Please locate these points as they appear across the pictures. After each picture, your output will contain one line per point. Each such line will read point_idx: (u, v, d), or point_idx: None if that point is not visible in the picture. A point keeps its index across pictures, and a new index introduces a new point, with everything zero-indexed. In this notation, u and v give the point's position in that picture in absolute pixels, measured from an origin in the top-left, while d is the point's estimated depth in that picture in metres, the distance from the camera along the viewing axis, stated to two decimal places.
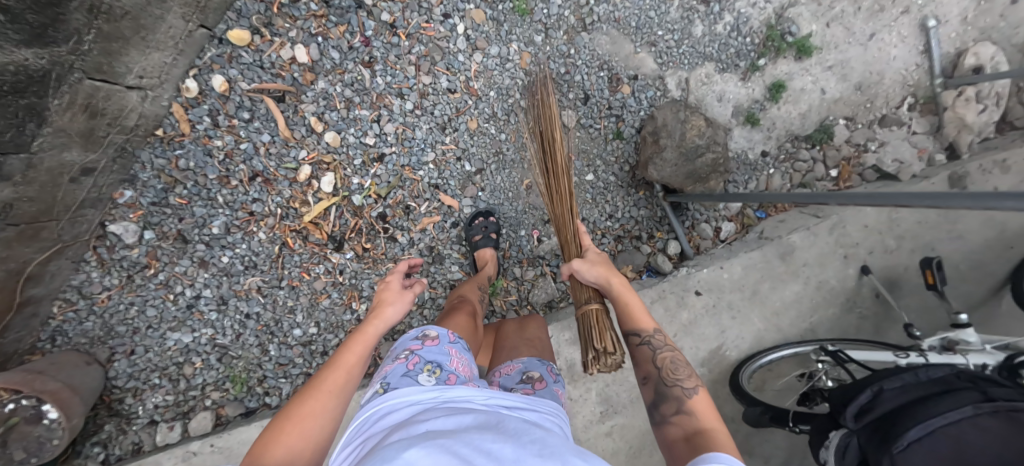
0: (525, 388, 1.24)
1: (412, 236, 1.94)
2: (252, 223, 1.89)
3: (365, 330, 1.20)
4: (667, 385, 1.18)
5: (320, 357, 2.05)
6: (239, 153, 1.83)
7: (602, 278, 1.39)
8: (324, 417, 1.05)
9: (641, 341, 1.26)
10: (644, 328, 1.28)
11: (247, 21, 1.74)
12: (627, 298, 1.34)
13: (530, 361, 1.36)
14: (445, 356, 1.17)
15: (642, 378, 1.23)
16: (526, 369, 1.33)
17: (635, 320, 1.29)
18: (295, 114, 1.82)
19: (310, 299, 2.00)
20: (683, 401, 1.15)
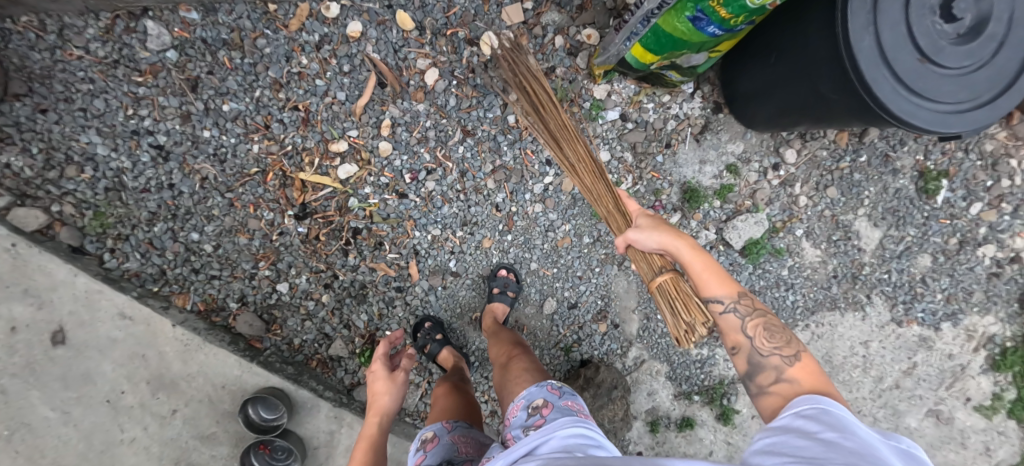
0: (539, 421, 1.24)
1: (360, 265, 1.93)
2: (257, 134, 1.80)
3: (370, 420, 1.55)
4: (762, 354, 1.21)
5: (189, 270, 1.91)
6: (309, 81, 1.78)
7: (662, 243, 1.35)
8: None
9: (724, 308, 1.27)
10: (725, 293, 1.27)
11: (421, 17, 1.77)
12: (691, 258, 1.31)
13: (529, 391, 1.36)
14: (449, 449, 1.32)
15: (734, 347, 1.26)
16: (528, 403, 1.33)
17: (704, 288, 1.29)
18: (379, 106, 1.81)
19: (232, 224, 1.88)
20: (783, 370, 1.18)
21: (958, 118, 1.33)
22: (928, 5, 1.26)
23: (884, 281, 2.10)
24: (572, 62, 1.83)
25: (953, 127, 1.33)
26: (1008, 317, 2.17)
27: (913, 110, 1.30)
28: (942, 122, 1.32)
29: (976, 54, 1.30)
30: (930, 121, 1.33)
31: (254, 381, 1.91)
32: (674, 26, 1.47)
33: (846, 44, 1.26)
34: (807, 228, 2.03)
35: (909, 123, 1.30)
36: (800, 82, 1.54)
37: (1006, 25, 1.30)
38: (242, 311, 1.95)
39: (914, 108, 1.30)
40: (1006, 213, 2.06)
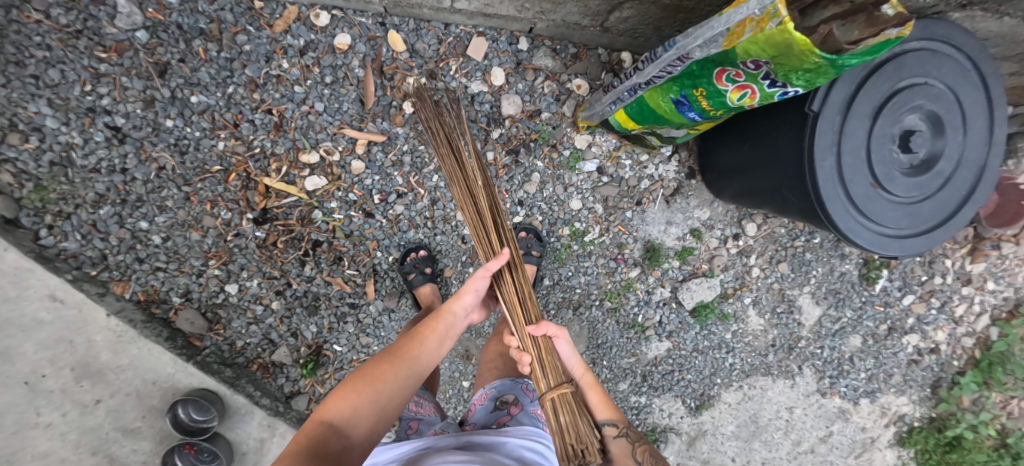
0: (503, 418, 1.42)
1: (315, 277, 1.89)
2: (224, 131, 1.72)
3: (448, 305, 1.29)
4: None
5: (133, 258, 1.82)
6: (287, 86, 1.71)
7: (573, 357, 1.28)
8: (384, 391, 1.12)
9: (617, 434, 1.24)
10: (614, 418, 1.25)
11: (414, 39, 1.73)
12: (588, 386, 1.27)
13: (502, 382, 1.53)
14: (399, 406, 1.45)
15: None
16: (498, 393, 1.50)
17: (594, 412, 1.25)
18: (358, 123, 1.76)
19: (186, 219, 1.80)
20: None
21: (898, 243, 1.43)
22: (889, 135, 1.35)
23: (815, 355, 2.23)
24: (559, 108, 1.83)
25: (890, 250, 1.43)
26: (919, 399, 2.33)
27: (857, 229, 1.38)
28: (881, 244, 1.41)
29: (924, 187, 1.40)
30: (873, 241, 1.42)
31: (188, 381, 1.85)
32: (658, 102, 1.48)
33: (810, 161, 1.33)
34: (755, 297, 2.12)
35: (853, 241, 1.38)
36: (764, 177, 1.60)
37: (955, 165, 1.40)
38: (184, 307, 1.88)
39: (859, 227, 1.39)
40: (933, 307, 2.21)
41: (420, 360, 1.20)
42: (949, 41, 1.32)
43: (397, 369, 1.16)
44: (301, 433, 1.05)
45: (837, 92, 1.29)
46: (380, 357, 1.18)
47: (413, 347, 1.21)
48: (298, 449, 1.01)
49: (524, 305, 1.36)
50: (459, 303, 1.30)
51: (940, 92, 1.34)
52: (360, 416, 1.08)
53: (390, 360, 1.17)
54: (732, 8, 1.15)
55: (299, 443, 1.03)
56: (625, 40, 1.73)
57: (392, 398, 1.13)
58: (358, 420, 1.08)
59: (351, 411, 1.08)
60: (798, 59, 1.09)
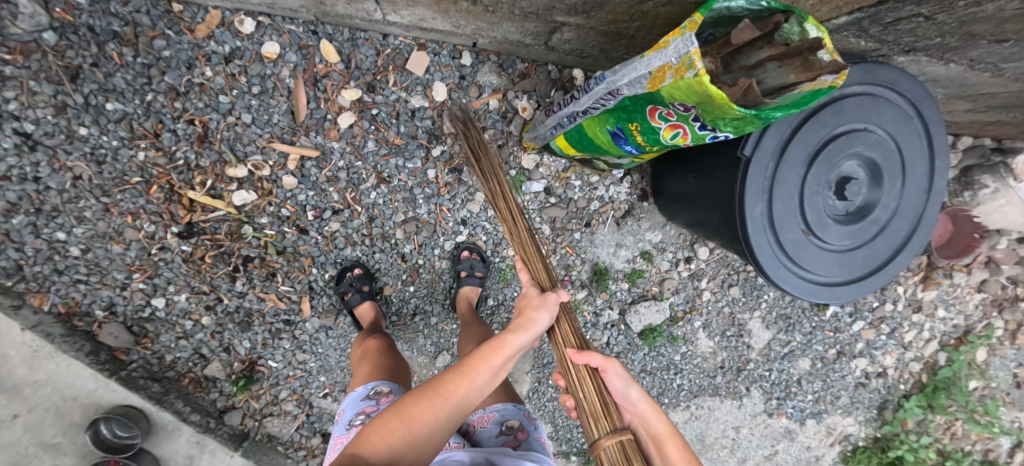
0: (512, 442, 1.30)
1: (247, 293, 1.81)
2: (145, 142, 1.63)
3: (506, 336, 1.09)
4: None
5: (51, 269, 1.71)
6: (211, 96, 1.62)
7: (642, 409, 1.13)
8: (413, 439, 1.00)
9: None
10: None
11: (348, 50, 1.65)
12: (667, 444, 1.10)
13: (504, 406, 1.39)
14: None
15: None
16: (502, 418, 1.36)
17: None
18: (289, 136, 1.68)
19: (105, 231, 1.69)
20: None
21: (829, 291, 1.43)
22: (824, 181, 1.35)
23: (764, 377, 2.18)
24: (504, 125, 1.78)
25: (820, 297, 1.43)
26: (865, 420, 2.28)
27: (788, 276, 1.38)
28: (811, 292, 1.41)
29: (857, 234, 1.40)
30: (802, 288, 1.41)
31: (111, 397, 1.76)
32: (596, 132, 1.47)
33: (740, 206, 1.31)
34: (704, 320, 2.08)
35: (782, 288, 1.38)
36: (703, 212, 1.59)
37: (890, 213, 1.41)
38: (108, 321, 1.78)
39: (790, 275, 1.38)
40: (883, 333, 2.20)
41: (499, 369, 1.09)
42: (890, 87, 1.32)
43: (439, 408, 1.02)
44: (378, 437, 1.00)
45: (770, 137, 1.27)
46: (457, 366, 1.07)
47: (486, 357, 1.07)
48: (374, 457, 0.97)
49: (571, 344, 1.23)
50: (541, 316, 1.16)
51: (878, 139, 1.34)
52: (396, 458, 0.98)
53: (467, 372, 1.05)
54: (652, 52, 1.14)
55: (375, 450, 0.98)
56: (573, 59, 1.69)
57: (409, 455, 1.00)
58: (433, 435, 1.01)
59: (389, 452, 0.98)
60: (720, 110, 1.08)
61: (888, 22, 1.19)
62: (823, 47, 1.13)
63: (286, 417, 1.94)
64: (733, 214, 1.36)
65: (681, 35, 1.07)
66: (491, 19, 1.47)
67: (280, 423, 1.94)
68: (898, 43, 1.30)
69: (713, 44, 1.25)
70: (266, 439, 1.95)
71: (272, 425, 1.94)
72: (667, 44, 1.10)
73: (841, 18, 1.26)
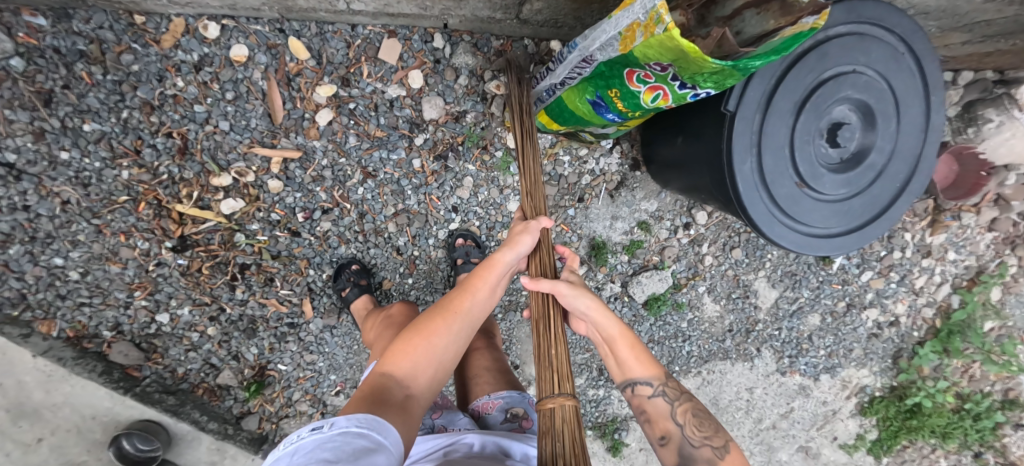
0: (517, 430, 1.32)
1: (248, 300, 1.82)
2: (127, 159, 1.62)
3: (495, 256, 1.21)
4: (693, 445, 1.18)
5: (54, 295, 1.72)
6: (186, 106, 1.60)
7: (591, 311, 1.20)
8: (450, 339, 1.16)
9: (654, 392, 1.21)
10: (652, 376, 1.21)
11: (318, 45, 1.61)
12: (618, 341, 1.21)
13: (508, 393, 1.41)
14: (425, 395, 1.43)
15: (661, 436, 1.21)
16: (506, 405, 1.38)
17: (627, 371, 1.21)
18: (269, 139, 1.66)
19: (100, 252, 1.70)
20: (704, 447, 1.17)
21: (827, 243, 1.39)
22: (815, 130, 1.30)
23: (774, 336, 2.16)
24: (485, 107, 1.75)
25: (819, 250, 1.39)
26: (880, 370, 2.26)
27: (784, 232, 1.34)
28: (809, 245, 1.37)
29: (853, 182, 1.36)
30: (800, 242, 1.37)
31: (128, 413, 1.79)
32: (576, 104, 1.43)
33: (728, 164, 1.27)
34: (708, 285, 2.06)
35: (778, 244, 1.33)
36: (695, 173, 1.54)
37: (887, 158, 1.36)
38: (116, 340, 1.81)
39: (785, 229, 1.34)
40: (893, 281, 2.15)
41: (477, 304, 1.20)
42: (878, 24, 1.26)
43: (448, 323, 1.16)
44: (365, 384, 1.11)
45: (753, 90, 1.22)
46: (431, 311, 1.19)
47: (462, 300, 1.19)
48: (361, 396, 1.06)
49: (552, 362, 1.20)
50: (514, 250, 1.22)
51: (869, 81, 1.29)
52: (418, 372, 1.12)
53: (443, 313, 1.17)
54: (620, 11, 1.09)
55: (362, 391, 1.08)
56: (548, 30, 1.64)
57: (426, 365, 1.14)
58: (417, 373, 1.12)
59: (411, 367, 1.13)
60: (696, 64, 1.03)
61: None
62: None
63: (301, 417, 1.97)
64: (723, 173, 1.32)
65: None
66: None
67: (297, 423, 1.97)
68: None
69: None
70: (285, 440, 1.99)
71: (289, 426, 1.97)
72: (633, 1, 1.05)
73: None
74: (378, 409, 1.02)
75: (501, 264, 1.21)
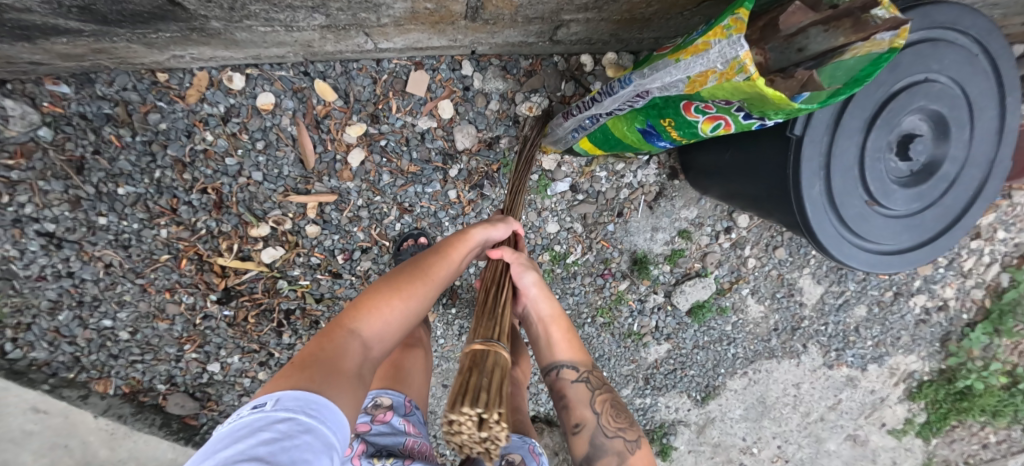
0: None
1: (296, 343, 1.82)
2: (164, 218, 1.61)
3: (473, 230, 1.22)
4: (605, 435, 1.15)
5: (106, 355, 1.75)
6: (217, 160, 1.58)
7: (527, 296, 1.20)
8: (416, 305, 1.07)
9: (577, 378, 1.17)
10: (574, 360, 1.18)
11: (344, 84, 1.57)
12: (552, 324, 1.18)
13: (509, 438, 1.31)
14: (399, 438, 1.26)
15: (576, 424, 1.16)
16: (504, 452, 1.25)
17: (553, 353, 1.18)
18: (304, 185, 1.64)
19: (147, 309, 1.71)
20: (623, 457, 1.14)
21: (899, 258, 1.35)
22: (885, 145, 1.25)
23: (820, 332, 2.13)
24: (518, 130, 1.70)
25: (890, 266, 1.35)
26: (929, 355, 2.24)
27: (853, 252, 1.31)
28: (879, 263, 1.34)
29: (925, 195, 1.31)
30: (869, 260, 1.34)
31: None
32: (623, 131, 1.42)
33: (796, 190, 1.24)
34: (752, 286, 2.03)
35: (848, 264, 1.31)
36: (750, 188, 1.50)
37: (960, 165, 1.31)
38: (172, 392, 1.84)
39: (855, 249, 1.31)
40: (941, 266, 2.11)
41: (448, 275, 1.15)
42: (951, 28, 1.20)
43: (423, 288, 1.08)
44: (323, 337, 0.97)
45: (822, 113, 1.18)
46: (405, 273, 1.10)
47: (438, 268, 1.13)
48: (317, 355, 0.92)
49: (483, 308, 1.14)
50: (487, 230, 1.23)
51: (941, 89, 1.23)
52: (381, 336, 1.02)
53: (420, 277, 1.09)
54: (689, 55, 1.05)
55: (319, 348, 0.94)
56: (580, 47, 1.58)
57: (390, 331, 1.03)
58: (379, 338, 1.01)
59: (375, 331, 1.01)
60: (773, 105, 1.01)
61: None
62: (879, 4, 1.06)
63: None
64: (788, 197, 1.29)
65: (723, 36, 0.97)
66: (490, 29, 1.38)
67: None
68: None
69: (753, 27, 1.20)
70: None
71: None
72: (707, 47, 1.00)
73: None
74: (332, 377, 0.90)
75: (475, 239, 1.21)
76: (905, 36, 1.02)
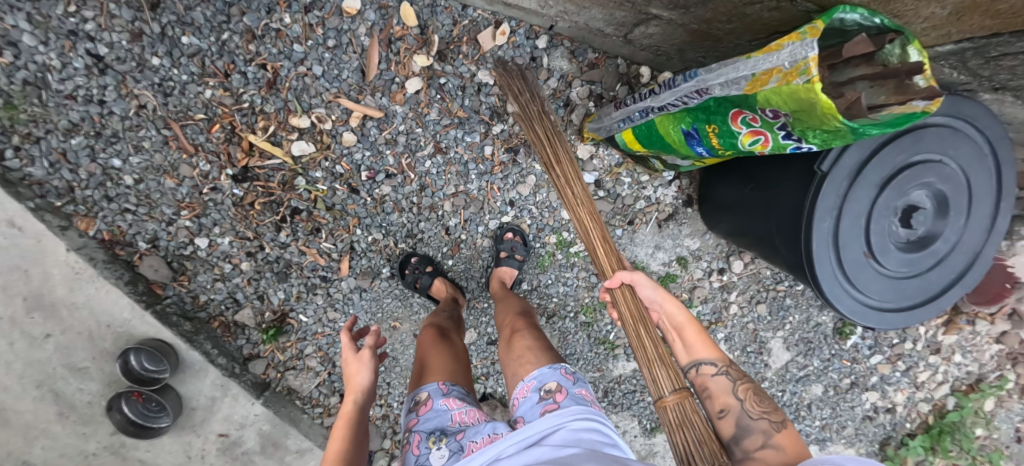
0: (551, 405, 1.29)
1: (290, 245, 1.83)
2: (214, 80, 1.64)
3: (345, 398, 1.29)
4: (751, 418, 1.17)
5: (101, 195, 1.74)
6: (286, 43, 1.63)
7: (664, 303, 1.34)
8: None
9: (716, 372, 1.24)
10: (714, 357, 1.25)
11: (426, 16, 1.65)
12: (687, 329, 1.30)
13: (541, 372, 1.39)
14: (443, 417, 1.31)
15: (720, 410, 1.21)
16: (539, 384, 1.36)
17: (692, 353, 1.27)
18: (356, 94, 1.69)
19: (160, 163, 1.72)
20: (770, 435, 1.14)
21: (879, 316, 1.46)
22: (892, 207, 1.39)
23: (775, 397, 2.21)
24: (566, 113, 1.81)
25: (869, 321, 1.46)
26: (866, 453, 2.32)
27: (842, 295, 1.41)
28: (862, 314, 1.44)
29: (915, 264, 1.43)
30: (853, 309, 1.44)
31: (144, 329, 1.81)
32: (668, 130, 1.52)
33: (808, 219, 1.36)
34: (727, 332, 2.11)
35: (834, 305, 1.41)
36: (758, 222, 1.62)
37: (949, 247, 1.45)
38: (149, 253, 1.82)
39: (844, 294, 1.42)
40: (899, 369, 2.21)
41: (362, 407, 1.29)
42: (972, 123, 1.37)
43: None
44: None
45: (850, 156, 1.32)
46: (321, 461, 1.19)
47: (336, 439, 1.22)
48: None
49: (653, 359, 1.30)
50: (359, 372, 1.32)
51: (951, 173, 1.39)
52: None
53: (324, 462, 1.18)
54: (761, 53, 1.16)
55: None
56: (646, 55, 1.71)
57: None
58: None
59: None
60: (819, 119, 1.13)
61: (995, 56, 1.19)
62: (921, 72, 1.15)
63: (308, 370, 1.98)
64: (798, 227, 1.41)
65: (797, 39, 1.09)
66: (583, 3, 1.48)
67: (302, 377, 1.98)
68: (991, 79, 1.31)
69: None
70: (286, 392, 1.99)
71: (294, 378, 1.98)
72: (779, 47, 1.12)
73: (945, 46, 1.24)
74: None
75: (357, 392, 1.30)
76: (938, 105, 1.14)
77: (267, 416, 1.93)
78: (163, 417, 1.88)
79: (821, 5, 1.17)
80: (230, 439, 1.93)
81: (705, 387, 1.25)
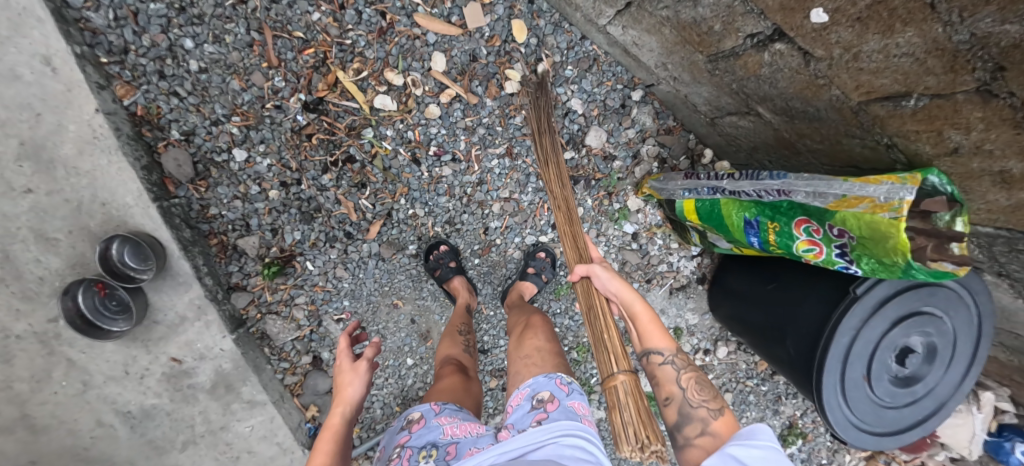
0: (540, 414, 1.23)
1: (329, 189, 1.76)
2: (327, 6, 1.62)
3: (329, 420, 1.18)
4: (691, 407, 1.17)
5: (155, 70, 1.61)
6: (412, 2, 1.64)
7: (620, 293, 1.32)
8: None
9: (664, 361, 1.22)
10: (665, 347, 1.23)
11: (547, 31, 1.74)
12: (642, 317, 1.27)
13: (536, 379, 1.34)
14: (435, 432, 1.25)
15: (666, 397, 1.20)
16: (533, 394, 1.31)
17: (644, 341, 1.25)
18: (456, 73, 1.72)
19: (235, 63, 1.63)
20: (708, 423, 1.14)
21: (856, 435, 1.60)
22: (895, 343, 1.56)
23: None
24: (631, 164, 1.93)
25: (847, 437, 1.59)
26: None
27: (834, 406, 1.55)
28: (844, 429, 1.57)
29: (893, 396, 1.61)
30: (839, 422, 1.57)
31: (140, 221, 1.65)
32: (731, 213, 1.65)
33: (831, 332, 1.49)
34: None
35: (826, 413, 1.54)
36: (769, 319, 1.74)
37: (922, 392, 1.64)
38: (177, 145, 1.68)
39: (836, 406, 1.55)
40: None
41: (350, 422, 1.20)
42: (973, 295, 1.58)
43: None
44: None
45: (882, 289, 1.47)
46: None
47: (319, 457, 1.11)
48: None
49: (609, 347, 1.32)
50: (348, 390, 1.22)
51: (945, 330, 1.59)
52: None
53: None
54: (857, 181, 1.31)
55: None
56: (718, 140, 1.85)
57: None
58: None
59: None
60: (884, 251, 1.28)
61: (1019, 249, 1.40)
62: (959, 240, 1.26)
63: (290, 321, 1.86)
64: (817, 336, 1.54)
65: (895, 180, 1.24)
66: (701, 78, 1.59)
67: (281, 326, 1.86)
68: (1001, 264, 1.52)
69: None
70: (258, 335, 1.86)
71: (273, 324, 1.85)
72: (876, 182, 1.27)
73: (984, 227, 1.43)
74: None
75: (342, 412, 1.20)
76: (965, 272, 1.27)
77: (232, 354, 1.78)
78: (119, 322, 1.68)
79: (911, 159, 1.31)
80: (181, 366, 1.76)
81: (652, 374, 1.24)
